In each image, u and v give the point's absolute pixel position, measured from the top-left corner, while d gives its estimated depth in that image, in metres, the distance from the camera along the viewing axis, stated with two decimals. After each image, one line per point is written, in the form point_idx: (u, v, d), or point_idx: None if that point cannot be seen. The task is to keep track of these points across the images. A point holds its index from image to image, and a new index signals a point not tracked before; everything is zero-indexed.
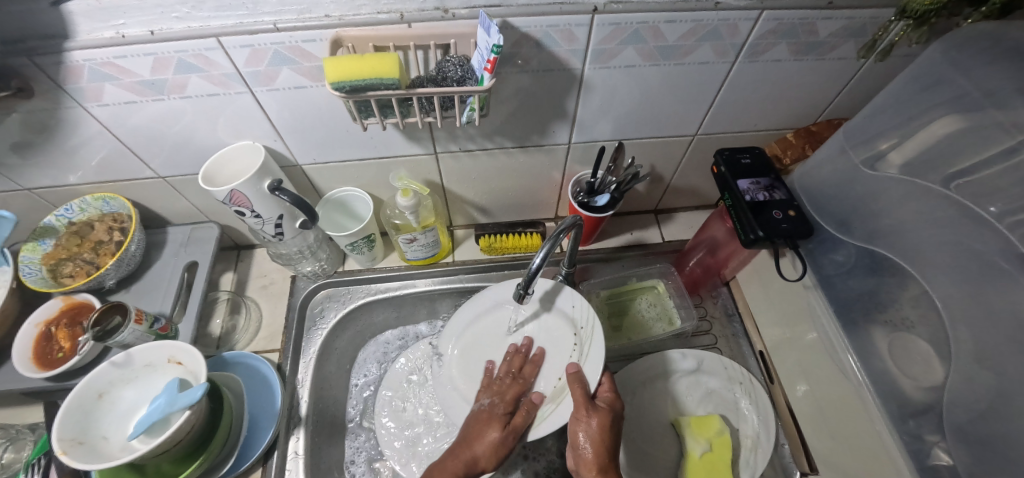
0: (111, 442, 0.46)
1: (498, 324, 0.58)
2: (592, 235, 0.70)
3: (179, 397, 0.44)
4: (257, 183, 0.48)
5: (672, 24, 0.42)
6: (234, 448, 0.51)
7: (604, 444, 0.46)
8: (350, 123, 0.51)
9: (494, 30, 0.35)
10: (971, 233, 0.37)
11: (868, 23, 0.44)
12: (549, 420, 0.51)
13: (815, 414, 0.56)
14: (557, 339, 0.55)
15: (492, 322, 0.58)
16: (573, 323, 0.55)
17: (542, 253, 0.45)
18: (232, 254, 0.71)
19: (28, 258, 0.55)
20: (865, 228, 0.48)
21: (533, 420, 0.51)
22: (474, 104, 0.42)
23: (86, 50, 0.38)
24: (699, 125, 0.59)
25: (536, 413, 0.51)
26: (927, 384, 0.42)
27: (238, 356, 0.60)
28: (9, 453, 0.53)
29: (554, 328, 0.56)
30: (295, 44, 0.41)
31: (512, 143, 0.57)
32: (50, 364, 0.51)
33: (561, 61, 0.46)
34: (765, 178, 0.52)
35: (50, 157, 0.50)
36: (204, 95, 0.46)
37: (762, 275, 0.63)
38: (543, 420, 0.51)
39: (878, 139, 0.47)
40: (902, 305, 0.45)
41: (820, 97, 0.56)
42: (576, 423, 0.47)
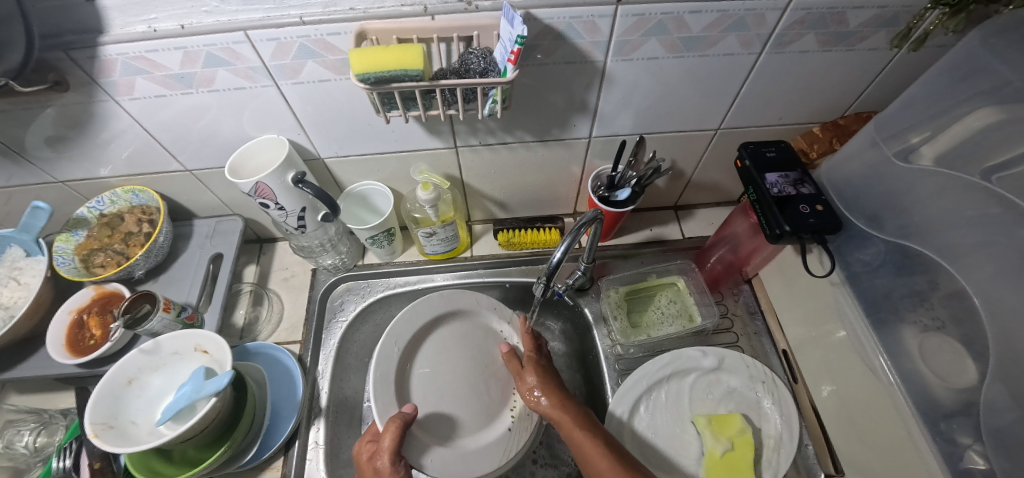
0: (140, 427, 0.47)
1: (439, 350, 0.61)
2: (611, 230, 0.69)
3: (205, 385, 0.45)
4: (281, 175, 0.48)
5: (697, 14, 0.41)
6: (257, 436, 0.53)
7: (549, 385, 0.54)
8: (373, 117, 0.52)
9: (518, 20, 0.35)
10: (1013, 228, 0.36)
11: (902, 12, 0.43)
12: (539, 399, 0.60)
13: (841, 415, 0.54)
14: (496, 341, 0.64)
15: (439, 350, 0.61)
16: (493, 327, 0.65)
17: (563, 246, 0.45)
18: (255, 247, 0.73)
19: (62, 248, 0.57)
20: (898, 224, 0.46)
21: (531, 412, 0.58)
22: (497, 96, 0.42)
23: (120, 45, 0.39)
24: (722, 119, 0.58)
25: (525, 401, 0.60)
26: (962, 386, 0.41)
27: (261, 347, 0.61)
28: (44, 436, 0.55)
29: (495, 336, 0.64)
30: (320, 37, 0.41)
31: (532, 136, 0.57)
32: (82, 350, 0.52)
33: (584, 54, 0.45)
34: (792, 171, 0.51)
35: (83, 150, 0.52)
36: (231, 88, 0.46)
37: (785, 272, 0.61)
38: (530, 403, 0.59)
39: (910, 131, 0.46)
40: (937, 304, 0.44)
41: (848, 90, 0.54)
42: (522, 384, 0.57)
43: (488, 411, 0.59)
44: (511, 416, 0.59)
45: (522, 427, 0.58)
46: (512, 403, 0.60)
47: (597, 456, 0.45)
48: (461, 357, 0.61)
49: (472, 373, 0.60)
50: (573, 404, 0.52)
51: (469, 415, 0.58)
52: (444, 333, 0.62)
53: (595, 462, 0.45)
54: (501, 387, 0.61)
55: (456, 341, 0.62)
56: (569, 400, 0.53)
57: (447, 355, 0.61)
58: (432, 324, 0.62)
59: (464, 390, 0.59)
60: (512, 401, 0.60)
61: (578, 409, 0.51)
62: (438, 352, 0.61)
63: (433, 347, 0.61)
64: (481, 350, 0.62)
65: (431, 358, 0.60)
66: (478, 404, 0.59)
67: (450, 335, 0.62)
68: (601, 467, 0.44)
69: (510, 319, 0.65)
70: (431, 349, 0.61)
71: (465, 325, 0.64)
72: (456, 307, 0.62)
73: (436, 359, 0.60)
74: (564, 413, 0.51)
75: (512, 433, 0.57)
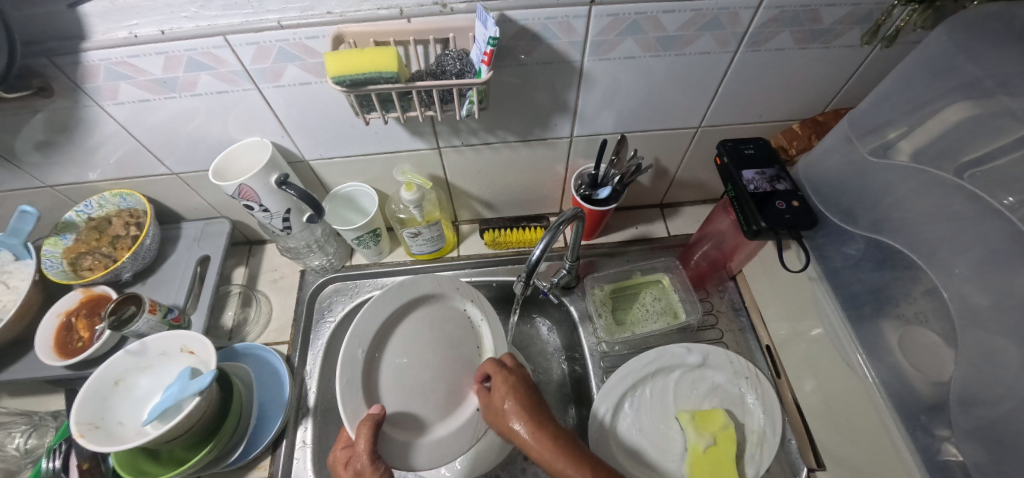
0: (127, 427, 0.48)
1: (405, 341, 0.56)
2: (596, 229, 0.70)
3: (190, 384, 0.46)
4: (264, 178, 0.49)
5: (671, 14, 0.42)
6: (244, 436, 0.53)
7: (520, 409, 0.47)
8: (355, 119, 0.52)
9: (490, 22, 0.36)
10: (982, 222, 0.36)
11: (874, 9, 0.44)
12: None
13: (824, 410, 0.55)
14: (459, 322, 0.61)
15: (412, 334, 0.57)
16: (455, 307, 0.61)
17: (543, 244, 0.46)
18: (244, 249, 0.73)
19: (51, 252, 0.58)
20: (873, 219, 0.47)
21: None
22: (473, 96, 0.43)
23: (102, 50, 0.40)
24: (703, 117, 0.59)
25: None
26: (938, 380, 0.41)
27: (249, 348, 0.62)
28: (33, 438, 0.56)
29: (462, 321, 0.61)
30: (299, 41, 0.42)
31: (515, 136, 0.58)
32: (70, 353, 0.53)
33: (561, 54, 0.46)
34: (769, 168, 0.52)
35: (71, 155, 0.53)
36: (214, 92, 0.47)
37: (768, 269, 0.62)
38: None
39: (887, 127, 0.46)
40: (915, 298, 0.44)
41: (827, 86, 0.55)
42: (495, 410, 0.50)
43: (454, 394, 0.57)
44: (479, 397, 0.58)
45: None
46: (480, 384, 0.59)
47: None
48: (428, 341, 0.57)
49: (438, 358, 0.57)
50: (550, 428, 0.45)
51: (433, 404, 0.55)
52: (406, 326, 0.57)
53: None
54: (468, 367, 0.59)
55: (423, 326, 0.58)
56: (547, 424, 0.46)
57: (415, 344, 0.57)
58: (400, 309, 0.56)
59: (431, 376, 0.56)
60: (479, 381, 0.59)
61: (556, 430, 0.45)
62: (407, 339, 0.56)
63: (403, 336, 0.56)
64: (449, 335, 0.59)
65: (396, 350, 0.56)
66: (446, 390, 0.57)
67: (418, 322, 0.58)
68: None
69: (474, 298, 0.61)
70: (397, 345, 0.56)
71: (418, 314, 0.58)
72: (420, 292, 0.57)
73: (410, 348, 0.56)
74: (540, 441, 0.44)
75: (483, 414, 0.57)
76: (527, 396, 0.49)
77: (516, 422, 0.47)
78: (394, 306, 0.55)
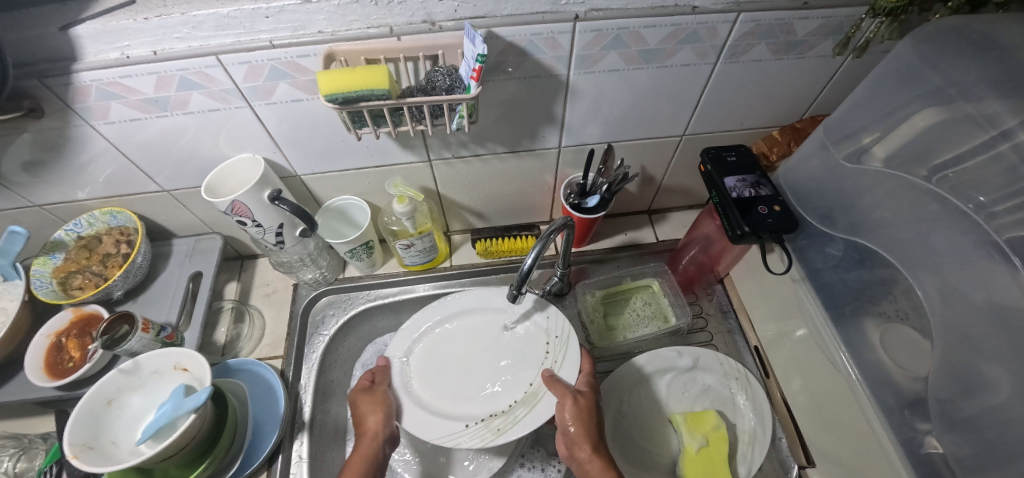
0: (121, 447, 0.47)
1: (437, 342, 0.60)
2: (586, 236, 0.71)
3: (184, 402, 0.46)
4: (257, 194, 0.49)
5: (653, 28, 0.44)
6: (239, 452, 0.53)
7: (581, 409, 0.49)
8: (347, 134, 0.53)
9: (478, 40, 0.37)
10: (949, 224, 0.38)
11: (844, 22, 0.46)
12: (519, 424, 0.52)
13: (811, 408, 0.56)
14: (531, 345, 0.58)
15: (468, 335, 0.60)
16: (546, 331, 0.59)
17: (535, 252, 0.47)
18: (236, 264, 0.73)
19: (39, 271, 0.57)
20: (849, 222, 0.49)
21: (503, 427, 0.52)
22: (463, 111, 0.44)
23: (94, 71, 0.40)
24: (687, 126, 0.60)
25: (507, 419, 0.53)
26: (916, 374, 0.42)
27: (242, 363, 0.61)
28: (23, 462, 0.55)
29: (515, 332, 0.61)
30: (290, 59, 0.43)
31: (504, 147, 0.59)
32: (61, 373, 0.52)
33: (548, 68, 0.47)
34: (751, 175, 0.53)
35: (61, 173, 0.53)
36: (206, 110, 0.48)
37: (753, 271, 0.64)
38: (513, 423, 0.52)
39: (861, 133, 0.48)
40: (896, 297, 0.46)
41: (804, 94, 0.57)
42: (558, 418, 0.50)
43: (478, 397, 0.55)
44: (478, 422, 0.53)
45: (482, 434, 0.52)
46: (499, 408, 0.54)
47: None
48: (480, 342, 0.60)
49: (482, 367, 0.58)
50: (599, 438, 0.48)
51: (466, 388, 0.56)
52: (452, 330, 0.61)
53: None
54: (495, 391, 0.56)
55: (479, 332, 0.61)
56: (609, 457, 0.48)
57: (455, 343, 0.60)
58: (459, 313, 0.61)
59: (476, 368, 0.58)
60: (501, 406, 0.54)
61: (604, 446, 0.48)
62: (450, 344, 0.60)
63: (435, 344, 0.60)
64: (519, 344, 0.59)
65: (452, 341, 0.60)
66: (471, 388, 0.56)
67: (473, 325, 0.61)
68: None
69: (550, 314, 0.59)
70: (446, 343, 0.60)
71: (478, 317, 0.62)
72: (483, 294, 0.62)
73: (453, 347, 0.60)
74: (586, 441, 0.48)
75: (469, 430, 0.52)
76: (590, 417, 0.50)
77: (570, 415, 0.49)
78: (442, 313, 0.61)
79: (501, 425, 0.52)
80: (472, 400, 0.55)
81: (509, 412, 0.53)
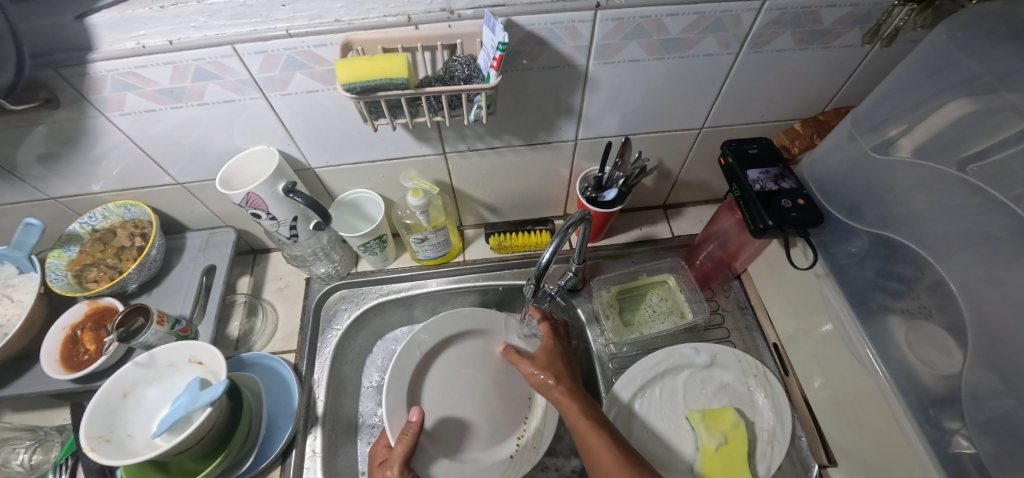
0: (136, 440, 0.47)
1: (442, 375, 0.64)
2: (601, 231, 0.70)
3: (201, 395, 0.45)
4: (272, 186, 0.49)
5: (675, 17, 0.43)
6: (254, 446, 0.53)
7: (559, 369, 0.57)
8: (362, 125, 0.52)
9: (499, 28, 0.36)
10: (984, 217, 0.37)
11: (872, 9, 0.44)
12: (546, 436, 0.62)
13: (833, 407, 0.54)
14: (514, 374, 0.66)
15: (460, 363, 0.65)
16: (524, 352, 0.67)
17: (552, 248, 0.47)
18: (248, 258, 0.73)
19: (55, 264, 0.57)
20: (878, 215, 0.47)
21: (537, 444, 0.61)
22: (481, 101, 0.43)
23: (109, 61, 0.40)
24: (706, 118, 0.59)
25: (535, 436, 0.62)
26: (946, 373, 0.41)
27: (255, 357, 0.61)
28: (39, 454, 0.55)
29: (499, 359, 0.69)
30: (307, 49, 0.42)
31: (520, 140, 0.58)
32: (76, 366, 0.52)
33: (567, 58, 0.46)
34: (774, 167, 0.52)
35: (75, 166, 0.52)
36: (221, 101, 0.47)
37: (773, 266, 0.62)
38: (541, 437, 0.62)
39: (887, 125, 0.47)
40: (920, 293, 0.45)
41: (828, 85, 0.55)
42: (528, 372, 0.60)
43: (499, 431, 0.62)
44: (515, 445, 0.62)
45: (524, 456, 0.61)
46: (519, 431, 0.63)
47: (599, 450, 0.46)
48: (474, 375, 0.65)
49: (481, 396, 0.64)
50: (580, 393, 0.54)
51: (483, 428, 0.62)
52: (438, 365, 0.64)
53: (597, 454, 0.46)
54: (511, 413, 0.64)
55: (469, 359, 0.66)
56: (579, 389, 0.54)
57: (453, 371, 0.64)
58: (444, 339, 0.64)
59: (480, 403, 0.63)
60: (520, 429, 0.63)
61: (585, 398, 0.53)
62: (449, 368, 0.64)
63: (439, 370, 0.64)
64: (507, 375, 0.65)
65: (439, 377, 0.64)
66: (489, 423, 0.62)
67: (461, 350, 0.66)
68: (602, 456, 0.45)
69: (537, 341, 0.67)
70: (445, 370, 0.64)
71: (465, 343, 0.66)
72: (458, 330, 0.64)
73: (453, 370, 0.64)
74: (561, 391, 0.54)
75: (515, 460, 0.60)
76: (558, 360, 0.59)
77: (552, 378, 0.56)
78: (435, 338, 0.63)
79: (535, 440, 0.62)
80: (498, 437, 0.62)
81: (530, 428, 0.63)
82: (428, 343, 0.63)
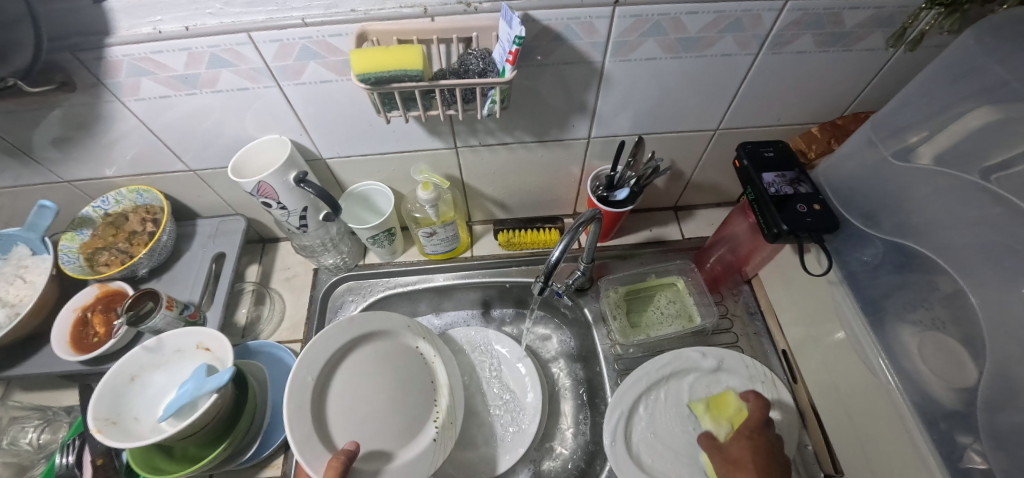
0: (142, 423, 0.48)
1: (349, 388, 0.52)
2: (611, 231, 0.69)
3: (207, 381, 0.46)
4: (283, 175, 0.49)
5: (694, 15, 0.42)
6: (257, 434, 0.53)
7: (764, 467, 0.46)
8: (374, 117, 0.52)
9: (515, 22, 0.36)
10: (1008, 228, 0.36)
11: (897, 13, 0.43)
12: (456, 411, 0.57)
13: (844, 420, 0.53)
14: (415, 367, 0.58)
15: (369, 368, 0.54)
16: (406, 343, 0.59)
17: (563, 245, 0.46)
18: (257, 247, 0.73)
19: (67, 247, 0.57)
20: (895, 222, 0.47)
21: (450, 421, 0.56)
22: (495, 96, 0.43)
23: (125, 46, 0.40)
24: (721, 120, 0.58)
25: (444, 413, 0.57)
26: (960, 386, 0.40)
27: (261, 345, 0.62)
28: (46, 434, 0.56)
29: (500, 359, 0.69)
30: (322, 39, 0.42)
31: (531, 136, 0.58)
32: (85, 348, 0.53)
33: (582, 55, 0.46)
34: (790, 171, 0.51)
35: (88, 150, 0.53)
36: (235, 89, 0.47)
37: (785, 272, 0.61)
38: (451, 414, 0.57)
39: (908, 131, 0.46)
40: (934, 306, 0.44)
41: (847, 89, 0.54)
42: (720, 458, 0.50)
43: (411, 422, 0.54)
44: (434, 427, 0.55)
45: (446, 436, 0.55)
46: (432, 414, 0.57)
47: None
48: (381, 386, 0.54)
49: (389, 393, 0.54)
50: None
51: (398, 426, 0.53)
52: (332, 385, 0.51)
53: None
54: (421, 400, 0.56)
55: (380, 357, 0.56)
56: None
57: (367, 379, 0.53)
58: (351, 343, 0.53)
59: (388, 407, 0.53)
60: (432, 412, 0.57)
61: None
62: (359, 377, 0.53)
63: (346, 382, 0.52)
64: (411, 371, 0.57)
65: (340, 393, 0.51)
66: (405, 420, 0.54)
67: (365, 357, 0.54)
68: None
69: (425, 334, 0.61)
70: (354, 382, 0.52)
71: (369, 344, 0.55)
72: (363, 332, 0.54)
73: (361, 381, 0.53)
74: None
75: (437, 442, 0.54)
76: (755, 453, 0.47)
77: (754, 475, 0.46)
78: (339, 344, 0.52)
79: (450, 416, 0.57)
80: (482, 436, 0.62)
81: (440, 408, 0.57)
82: (330, 349, 0.51)
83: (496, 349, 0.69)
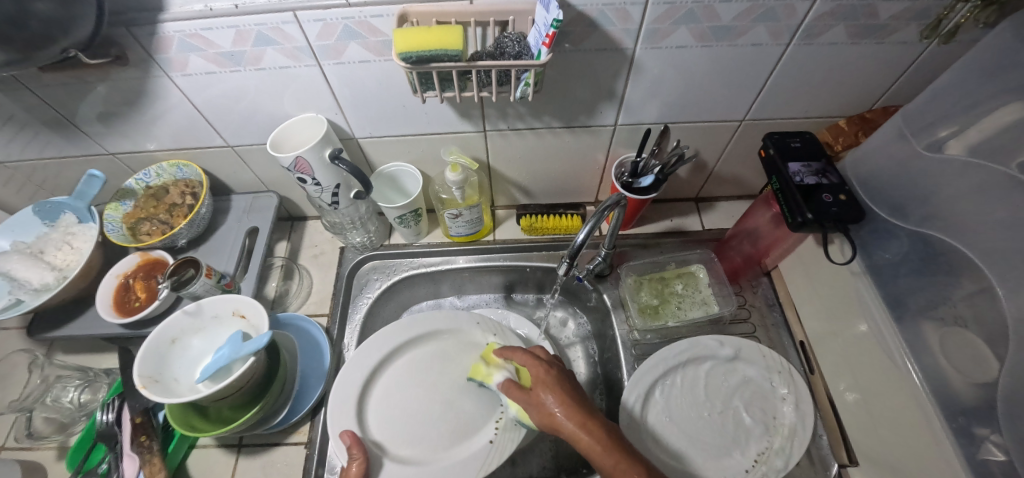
0: (182, 384, 0.50)
1: (400, 386, 0.58)
2: (632, 219, 0.70)
3: (242, 347, 0.48)
4: (319, 151, 0.51)
5: (727, 4, 0.42)
6: (287, 401, 0.56)
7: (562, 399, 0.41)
8: (408, 98, 0.54)
9: (553, 5, 0.37)
10: None
11: (932, 6, 0.43)
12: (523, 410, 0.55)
13: (864, 411, 0.53)
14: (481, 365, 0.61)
15: (425, 365, 0.60)
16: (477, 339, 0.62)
17: (587, 229, 0.47)
18: (286, 225, 0.75)
19: (112, 216, 0.61)
20: (922, 215, 0.47)
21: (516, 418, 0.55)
22: (529, 79, 0.44)
23: (178, 22, 0.42)
24: (747, 111, 0.59)
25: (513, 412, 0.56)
26: (979, 380, 0.41)
27: (291, 318, 0.64)
28: (87, 394, 0.59)
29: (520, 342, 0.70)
30: (364, 19, 0.43)
31: (559, 122, 0.59)
32: (128, 312, 0.55)
33: (615, 41, 0.47)
34: (817, 162, 0.51)
35: (134, 124, 0.55)
36: (277, 67, 0.49)
37: (806, 264, 0.61)
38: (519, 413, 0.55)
39: (938, 125, 0.46)
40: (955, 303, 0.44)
41: (876, 82, 0.55)
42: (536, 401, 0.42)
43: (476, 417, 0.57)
44: (495, 429, 0.55)
45: (506, 438, 0.54)
46: (496, 414, 0.56)
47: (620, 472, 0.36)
48: (436, 376, 0.60)
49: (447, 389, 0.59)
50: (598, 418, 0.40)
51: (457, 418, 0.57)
52: (388, 376, 0.59)
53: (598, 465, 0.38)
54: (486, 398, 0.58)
55: (439, 356, 0.61)
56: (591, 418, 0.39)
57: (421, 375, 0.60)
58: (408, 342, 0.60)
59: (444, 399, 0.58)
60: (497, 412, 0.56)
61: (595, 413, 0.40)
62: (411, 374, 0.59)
63: (403, 375, 0.59)
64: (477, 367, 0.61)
65: (392, 384, 0.58)
66: (457, 413, 0.57)
67: (422, 357, 0.61)
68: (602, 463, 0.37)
69: (494, 331, 0.62)
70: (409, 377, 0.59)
71: (423, 345, 0.62)
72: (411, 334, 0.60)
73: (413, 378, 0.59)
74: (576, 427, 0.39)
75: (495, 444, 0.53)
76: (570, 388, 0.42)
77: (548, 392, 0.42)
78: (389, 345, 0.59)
79: (514, 418, 0.55)
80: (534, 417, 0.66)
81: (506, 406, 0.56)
82: (387, 345, 0.59)
83: (517, 332, 0.71)
